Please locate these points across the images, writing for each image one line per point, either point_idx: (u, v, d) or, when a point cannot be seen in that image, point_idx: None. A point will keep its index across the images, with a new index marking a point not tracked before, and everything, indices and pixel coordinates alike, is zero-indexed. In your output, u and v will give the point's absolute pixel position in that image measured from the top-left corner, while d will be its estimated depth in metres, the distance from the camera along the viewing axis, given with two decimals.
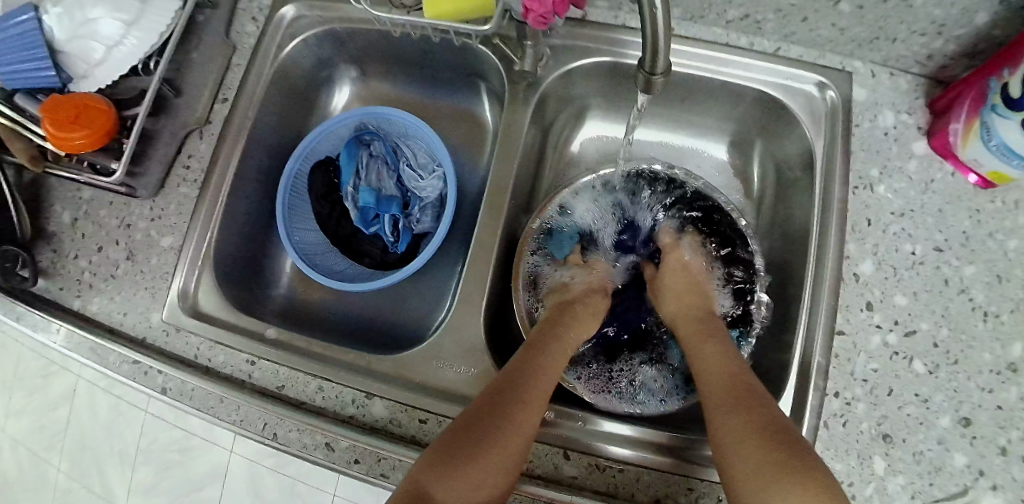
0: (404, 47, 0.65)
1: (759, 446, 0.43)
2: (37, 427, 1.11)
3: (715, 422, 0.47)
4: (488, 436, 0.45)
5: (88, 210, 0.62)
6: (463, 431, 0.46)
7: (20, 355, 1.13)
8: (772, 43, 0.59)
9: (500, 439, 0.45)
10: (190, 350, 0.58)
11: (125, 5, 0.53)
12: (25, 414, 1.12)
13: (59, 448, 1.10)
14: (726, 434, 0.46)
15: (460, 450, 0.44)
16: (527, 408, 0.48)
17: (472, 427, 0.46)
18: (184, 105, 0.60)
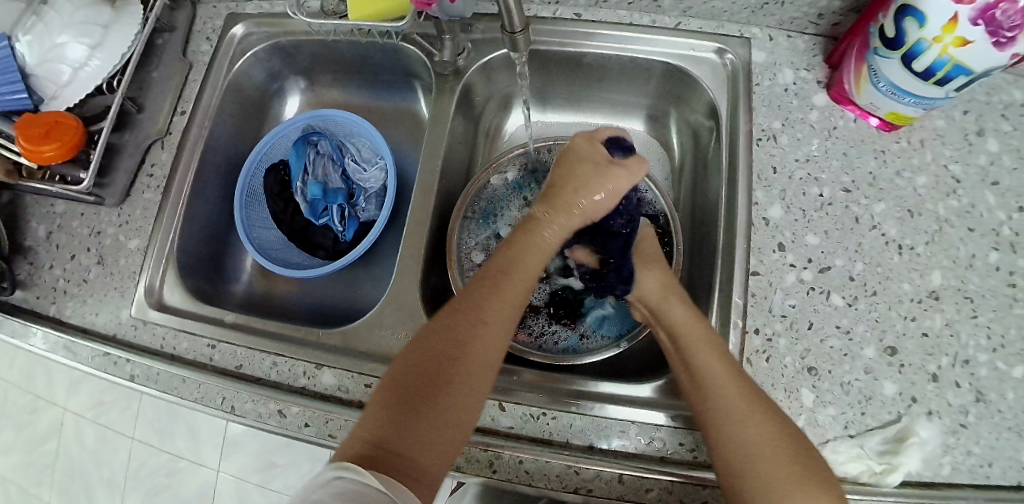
0: (346, 54, 0.69)
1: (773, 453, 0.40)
2: (27, 463, 1.13)
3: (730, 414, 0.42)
4: (434, 403, 0.41)
5: (61, 223, 0.68)
6: (405, 392, 0.41)
7: (9, 392, 1.15)
8: (673, 19, 0.61)
9: (449, 405, 0.41)
10: (156, 341, 0.62)
11: (89, 30, 0.61)
12: (15, 450, 1.13)
13: (48, 482, 1.11)
14: (747, 436, 0.41)
15: (412, 410, 0.40)
16: (481, 360, 0.44)
17: (417, 389, 0.41)
18: (146, 120, 0.66)
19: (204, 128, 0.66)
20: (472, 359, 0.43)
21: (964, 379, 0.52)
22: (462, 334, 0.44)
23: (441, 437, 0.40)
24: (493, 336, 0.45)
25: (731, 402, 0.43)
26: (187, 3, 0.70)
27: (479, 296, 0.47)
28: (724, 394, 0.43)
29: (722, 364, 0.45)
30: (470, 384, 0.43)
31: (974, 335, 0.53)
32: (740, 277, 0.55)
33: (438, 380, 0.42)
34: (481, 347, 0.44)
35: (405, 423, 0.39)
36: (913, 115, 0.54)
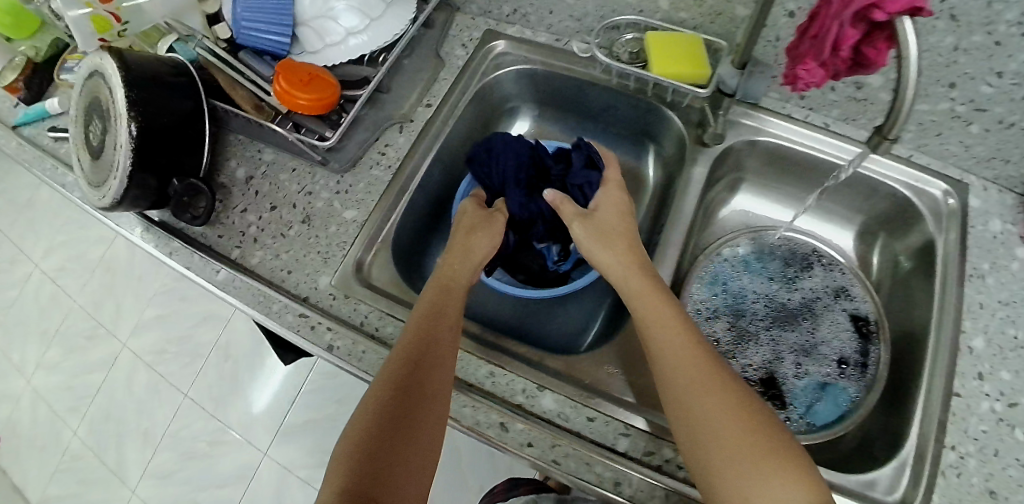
0: (590, 100, 0.70)
1: (748, 450, 0.41)
2: (81, 383, 1.24)
3: (697, 409, 0.44)
4: (411, 427, 0.43)
5: (266, 172, 0.67)
6: (389, 405, 0.44)
7: (91, 315, 1.29)
8: (906, 150, 0.68)
9: (415, 436, 0.43)
10: (357, 317, 0.60)
11: (373, 5, 0.62)
12: (83, 370, 1.25)
13: (85, 411, 1.22)
14: (711, 414, 0.43)
15: (395, 434, 0.42)
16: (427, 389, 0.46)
17: (397, 405, 0.44)
18: (391, 101, 0.67)
19: (448, 124, 0.66)
20: (435, 391, 0.46)
21: None
22: (421, 365, 0.47)
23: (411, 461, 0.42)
24: (432, 372, 0.46)
25: (706, 397, 0.44)
26: (450, 7, 0.71)
27: (424, 338, 0.48)
28: (694, 381, 0.45)
29: (681, 350, 0.47)
30: (423, 394, 0.45)
31: None
32: (942, 392, 0.59)
33: (412, 411, 0.44)
34: (428, 381, 0.46)
35: (387, 442, 0.42)
36: None
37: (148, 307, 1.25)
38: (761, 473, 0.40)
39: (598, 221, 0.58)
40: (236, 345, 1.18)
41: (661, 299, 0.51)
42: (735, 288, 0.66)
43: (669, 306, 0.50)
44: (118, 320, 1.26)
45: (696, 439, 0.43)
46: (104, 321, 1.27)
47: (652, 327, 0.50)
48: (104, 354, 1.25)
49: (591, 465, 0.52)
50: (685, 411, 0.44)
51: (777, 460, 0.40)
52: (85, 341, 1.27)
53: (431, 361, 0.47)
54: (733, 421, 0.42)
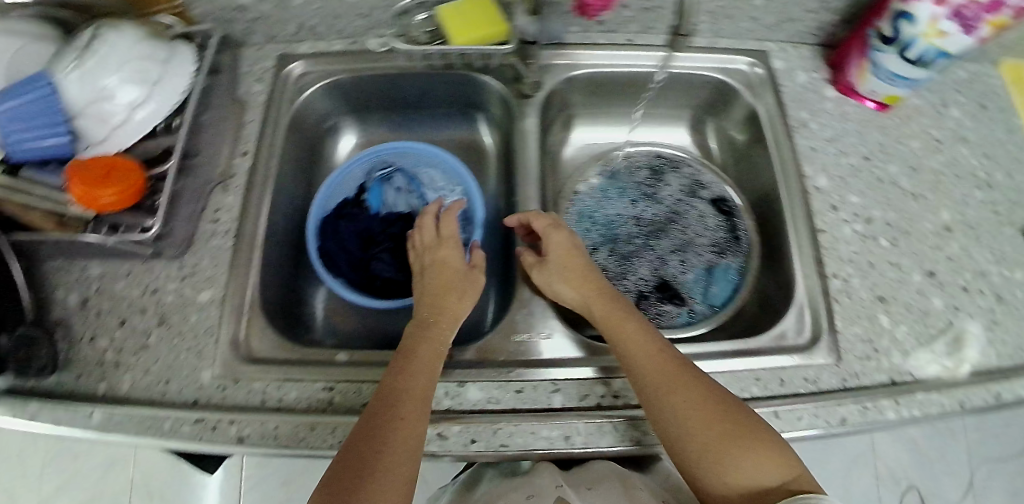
0: (405, 90, 0.69)
1: (703, 423, 0.47)
2: None
3: (672, 386, 0.49)
4: (376, 481, 0.42)
5: (101, 286, 0.60)
6: (358, 456, 0.43)
7: None
8: (706, 40, 0.71)
9: (382, 486, 0.42)
10: (256, 397, 0.56)
11: (147, 71, 0.56)
12: None
13: None
14: (681, 413, 0.47)
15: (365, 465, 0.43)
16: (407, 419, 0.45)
17: (360, 461, 0.43)
18: (203, 163, 0.61)
19: (272, 168, 0.63)
20: (402, 436, 0.44)
21: (986, 286, 0.65)
22: (401, 414, 0.45)
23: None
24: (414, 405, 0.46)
25: (680, 395, 0.48)
26: (232, 45, 0.66)
27: (394, 389, 0.47)
28: (670, 392, 0.48)
29: (658, 363, 0.50)
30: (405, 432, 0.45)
31: (982, 252, 0.66)
32: (809, 235, 0.64)
33: (382, 458, 0.43)
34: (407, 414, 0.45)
35: (359, 486, 0.42)
36: (905, 94, 0.68)
37: (49, 478, 1.10)
38: (744, 464, 0.45)
39: (546, 263, 0.59)
40: (157, 472, 1.11)
41: (628, 330, 0.53)
42: (602, 217, 0.71)
43: (633, 325, 0.54)
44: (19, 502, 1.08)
45: (681, 449, 0.47)
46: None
47: (625, 350, 0.52)
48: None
49: (536, 433, 0.51)
50: (661, 426, 0.48)
51: (747, 449, 0.46)
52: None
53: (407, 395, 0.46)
54: (717, 417, 0.47)
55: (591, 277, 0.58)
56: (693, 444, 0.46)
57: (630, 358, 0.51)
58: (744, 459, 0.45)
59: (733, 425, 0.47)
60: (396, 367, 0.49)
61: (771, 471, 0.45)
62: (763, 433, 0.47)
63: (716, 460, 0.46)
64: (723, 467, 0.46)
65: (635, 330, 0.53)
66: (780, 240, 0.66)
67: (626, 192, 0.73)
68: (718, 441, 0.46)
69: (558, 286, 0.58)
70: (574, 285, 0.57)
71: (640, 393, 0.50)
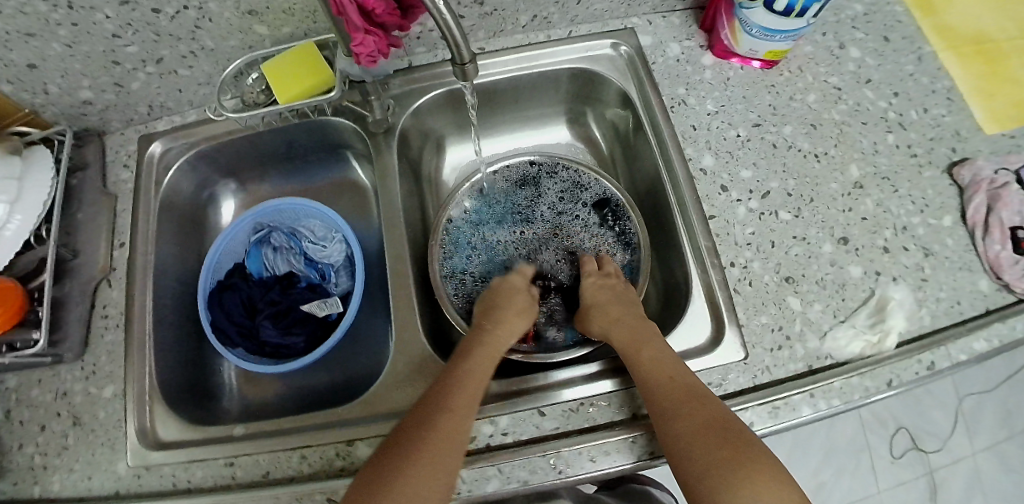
0: (268, 146, 0.71)
1: (704, 446, 0.45)
2: None
3: (680, 410, 0.48)
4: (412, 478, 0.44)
5: (20, 396, 0.61)
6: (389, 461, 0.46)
7: None
8: (564, 30, 0.71)
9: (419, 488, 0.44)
10: (167, 481, 0.57)
11: (5, 187, 0.57)
12: None
13: None
14: (695, 439, 0.45)
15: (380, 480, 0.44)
16: (445, 424, 0.47)
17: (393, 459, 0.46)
18: (82, 264, 0.64)
19: (150, 253, 0.65)
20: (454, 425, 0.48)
21: (908, 242, 0.62)
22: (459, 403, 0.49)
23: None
24: (465, 402, 0.50)
25: (682, 414, 0.47)
26: (94, 136, 0.68)
27: (444, 391, 0.50)
28: (681, 413, 0.47)
29: (665, 382, 0.50)
30: (442, 441, 0.47)
31: (902, 204, 0.63)
32: (700, 224, 0.62)
33: (411, 456, 0.45)
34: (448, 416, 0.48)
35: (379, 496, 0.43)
36: (786, 48, 0.65)
37: None
38: (755, 488, 0.42)
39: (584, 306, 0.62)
40: None
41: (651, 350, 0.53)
42: (479, 243, 0.70)
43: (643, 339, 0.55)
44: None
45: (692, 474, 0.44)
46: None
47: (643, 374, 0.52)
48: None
49: None
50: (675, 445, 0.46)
51: (752, 469, 0.43)
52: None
53: (454, 397, 0.50)
54: (721, 442, 0.45)
55: (619, 311, 0.59)
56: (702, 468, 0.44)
57: (644, 374, 0.51)
58: (751, 484, 0.43)
59: (734, 446, 0.45)
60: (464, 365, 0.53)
61: (780, 494, 0.42)
62: (761, 457, 0.44)
63: (716, 487, 0.43)
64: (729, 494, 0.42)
65: (658, 346, 0.54)
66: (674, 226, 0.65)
67: (501, 212, 0.72)
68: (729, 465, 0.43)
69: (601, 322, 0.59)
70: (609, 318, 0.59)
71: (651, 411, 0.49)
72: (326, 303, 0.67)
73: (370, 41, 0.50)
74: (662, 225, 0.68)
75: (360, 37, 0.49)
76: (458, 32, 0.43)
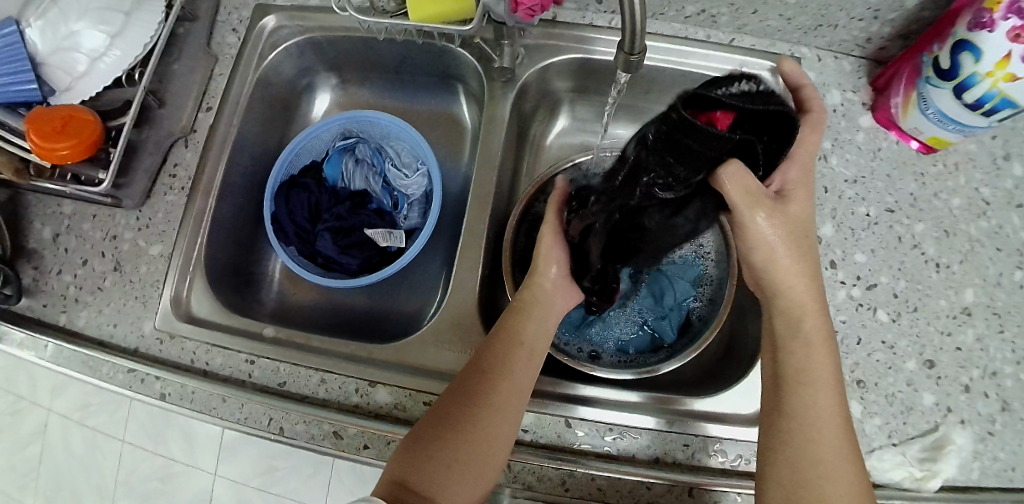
0: (382, 51, 0.67)
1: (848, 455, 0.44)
2: (7, 467, 1.08)
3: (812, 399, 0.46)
4: (469, 440, 0.45)
5: (70, 224, 0.63)
6: (449, 418, 0.46)
7: None
8: (726, 35, 0.64)
9: (470, 455, 0.45)
10: (186, 356, 0.57)
11: (110, 18, 0.57)
12: None
13: (32, 487, 1.07)
14: (805, 447, 0.45)
15: (449, 437, 0.45)
16: (508, 386, 0.47)
17: (451, 421, 0.46)
18: (168, 115, 0.63)
19: (232, 127, 0.64)
20: (504, 393, 0.47)
21: (992, 389, 0.57)
22: (517, 369, 0.48)
23: (463, 472, 0.44)
24: (520, 370, 0.48)
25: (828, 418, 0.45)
26: None
27: (498, 354, 0.49)
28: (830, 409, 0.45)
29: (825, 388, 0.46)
30: (504, 399, 0.46)
31: (1001, 348, 0.58)
32: None
33: (480, 406, 0.46)
34: (508, 376, 0.47)
35: (451, 452, 0.45)
36: (953, 140, 0.59)
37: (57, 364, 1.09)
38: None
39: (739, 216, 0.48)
40: None
41: (818, 331, 0.48)
42: None
43: (805, 286, 0.49)
44: (34, 385, 1.08)
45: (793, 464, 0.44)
46: (23, 393, 1.08)
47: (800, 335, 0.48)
48: (36, 423, 1.07)
49: None
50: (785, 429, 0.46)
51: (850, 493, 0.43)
52: (5, 419, 1.07)
53: (507, 360, 0.48)
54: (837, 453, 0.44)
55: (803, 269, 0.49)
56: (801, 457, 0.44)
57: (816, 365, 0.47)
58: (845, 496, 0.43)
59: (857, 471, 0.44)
60: (515, 325, 0.51)
61: None
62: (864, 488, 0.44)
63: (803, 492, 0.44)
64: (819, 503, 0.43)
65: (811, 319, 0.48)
66: None
67: None
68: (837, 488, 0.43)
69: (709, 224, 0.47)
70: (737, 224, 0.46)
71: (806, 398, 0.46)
72: (391, 235, 0.63)
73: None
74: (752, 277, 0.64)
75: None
76: (638, 5, 0.36)
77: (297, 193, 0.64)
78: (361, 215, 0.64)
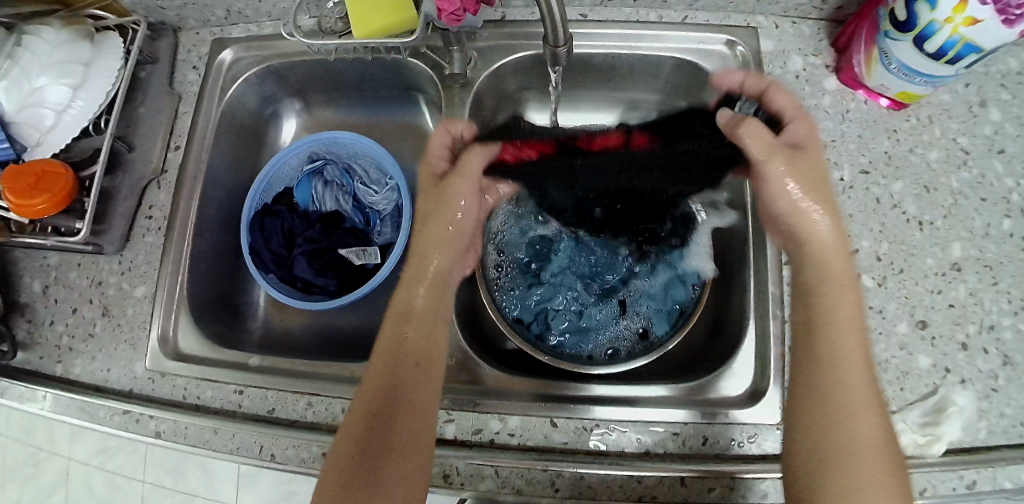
0: (338, 71, 0.67)
1: (877, 455, 0.41)
2: None
3: (845, 376, 0.43)
4: (389, 466, 0.44)
5: (58, 275, 0.65)
6: (360, 448, 0.45)
7: (7, 447, 1.12)
8: (680, 13, 0.63)
9: (393, 479, 0.44)
10: (177, 392, 0.58)
11: (69, 71, 0.58)
12: None
13: None
14: (856, 430, 0.42)
15: (366, 470, 0.44)
16: (418, 403, 0.46)
17: (366, 453, 0.44)
18: (139, 158, 0.64)
19: (202, 164, 0.65)
20: (412, 408, 0.46)
21: (990, 344, 0.55)
22: (415, 372, 0.47)
23: (389, 501, 0.43)
24: (422, 380, 0.47)
25: (856, 385, 0.43)
26: (168, 32, 0.68)
27: (395, 371, 0.47)
28: (859, 406, 0.43)
29: (860, 366, 0.44)
30: (416, 414, 0.46)
31: (996, 301, 0.56)
32: (774, 266, 0.56)
33: (392, 432, 0.45)
34: (414, 388, 0.47)
35: (369, 483, 0.43)
36: (923, 93, 0.57)
37: None
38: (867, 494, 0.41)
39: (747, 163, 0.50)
40: None
41: (849, 300, 0.45)
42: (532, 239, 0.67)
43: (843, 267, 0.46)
44: (53, 435, 1.11)
45: (819, 405, 0.44)
46: (45, 443, 1.11)
47: (831, 300, 0.46)
48: (60, 470, 1.10)
49: None
50: (819, 381, 0.44)
51: (880, 468, 0.41)
52: (30, 469, 1.11)
53: (409, 376, 0.47)
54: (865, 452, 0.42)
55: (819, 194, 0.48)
56: (832, 441, 0.43)
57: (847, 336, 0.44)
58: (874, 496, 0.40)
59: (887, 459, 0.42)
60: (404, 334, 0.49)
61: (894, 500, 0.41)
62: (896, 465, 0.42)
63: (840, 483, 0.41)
64: (815, 489, 0.42)
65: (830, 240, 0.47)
66: (746, 260, 0.59)
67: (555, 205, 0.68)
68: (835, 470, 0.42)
69: (823, 211, 0.47)
70: (821, 208, 0.47)
71: (830, 375, 0.44)
72: (364, 253, 0.63)
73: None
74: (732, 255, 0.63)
75: None
76: (553, 2, 0.37)
77: (269, 222, 0.65)
78: (333, 236, 0.64)
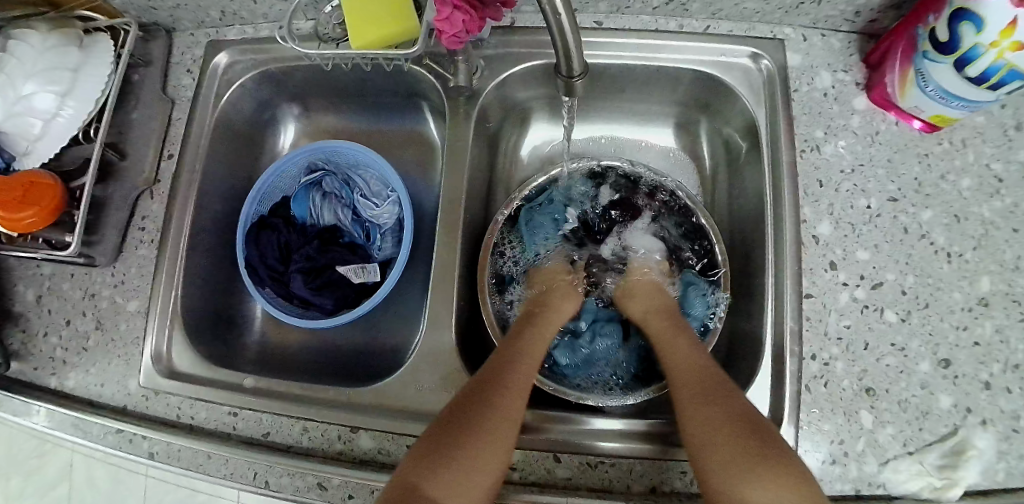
0: (339, 77, 0.64)
1: (733, 441, 0.42)
2: None
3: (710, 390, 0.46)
4: (479, 440, 0.42)
5: (51, 286, 0.63)
6: (453, 421, 0.44)
7: (12, 438, 1.13)
8: (701, 22, 0.60)
9: (478, 452, 0.42)
10: (172, 411, 0.57)
11: (57, 77, 0.55)
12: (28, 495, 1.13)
13: None
14: (699, 427, 0.44)
15: (455, 439, 0.42)
16: (515, 385, 0.47)
17: (455, 425, 0.43)
18: (131, 167, 0.62)
19: (196, 173, 0.62)
20: (508, 389, 0.46)
21: (1017, 385, 0.52)
22: (523, 359, 0.49)
23: (471, 476, 0.41)
24: (524, 368, 0.49)
25: (688, 393, 0.47)
26: (162, 32, 0.65)
27: (500, 358, 0.49)
28: (701, 404, 0.45)
29: (687, 384, 0.48)
30: (511, 397, 0.46)
31: None
32: (795, 303, 0.54)
33: (486, 407, 0.44)
34: (509, 371, 0.48)
35: (455, 452, 0.42)
36: (958, 117, 0.54)
37: None
38: (745, 479, 0.40)
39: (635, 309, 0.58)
40: None
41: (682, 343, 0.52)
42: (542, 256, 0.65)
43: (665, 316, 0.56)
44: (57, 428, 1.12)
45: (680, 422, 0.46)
46: (49, 436, 1.12)
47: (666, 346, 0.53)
48: (63, 463, 1.11)
49: None
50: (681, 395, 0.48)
51: (775, 468, 0.40)
52: (34, 461, 1.11)
53: (508, 361, 0.49)
54: (731, 441, 0.42)
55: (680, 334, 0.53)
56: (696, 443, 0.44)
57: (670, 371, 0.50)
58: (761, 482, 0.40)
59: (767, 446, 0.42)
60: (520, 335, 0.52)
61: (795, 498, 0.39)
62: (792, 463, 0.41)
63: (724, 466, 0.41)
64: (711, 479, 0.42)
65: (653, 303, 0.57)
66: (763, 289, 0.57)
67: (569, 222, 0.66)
68: (717, 459, 0.42)
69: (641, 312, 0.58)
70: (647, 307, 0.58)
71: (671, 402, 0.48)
72: (364, 270, 0.61)
73: (457, 19, 0.43)
74: (747, 281, 0.60)
75: (445, 11, 0.42)
76: (569, 28, 0.34)
77: (266, 234, 0.63)
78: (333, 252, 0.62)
